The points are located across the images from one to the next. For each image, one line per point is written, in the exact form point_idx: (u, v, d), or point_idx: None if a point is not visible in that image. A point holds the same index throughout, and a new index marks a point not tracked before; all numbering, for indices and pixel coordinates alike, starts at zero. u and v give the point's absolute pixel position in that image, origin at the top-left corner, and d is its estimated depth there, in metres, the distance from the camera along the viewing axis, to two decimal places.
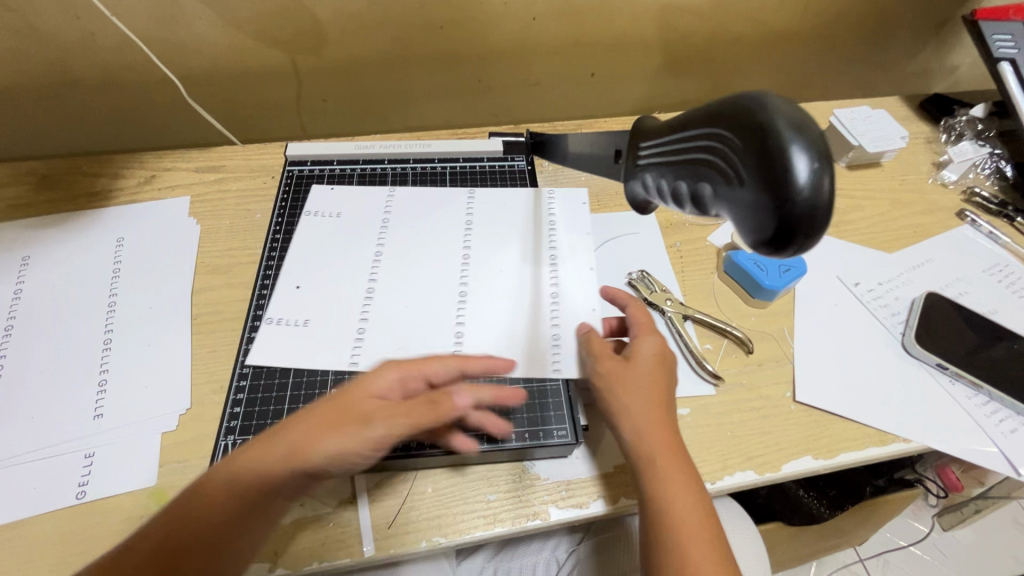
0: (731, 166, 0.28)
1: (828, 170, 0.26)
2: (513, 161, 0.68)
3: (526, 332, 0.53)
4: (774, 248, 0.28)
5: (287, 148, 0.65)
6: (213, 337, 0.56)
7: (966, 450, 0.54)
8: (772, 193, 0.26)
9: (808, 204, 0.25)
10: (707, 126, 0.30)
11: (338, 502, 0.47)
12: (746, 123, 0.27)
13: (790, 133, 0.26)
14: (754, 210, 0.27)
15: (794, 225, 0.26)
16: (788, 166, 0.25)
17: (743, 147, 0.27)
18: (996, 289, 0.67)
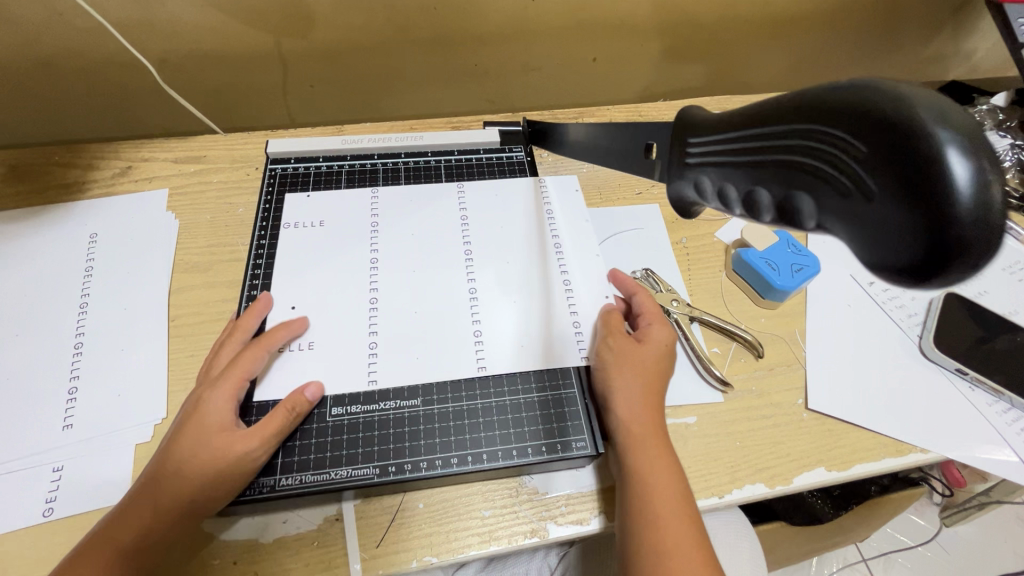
0: (854, 176, 0.24)
1: (987, 176, 0.21)
2: (511, 152, 0.64)
3: (542, 325, 0.51)
4: (922, 277, 0.23)
5: (268, 145, 0.61)
6: (192, 340, 0.53)
7: (985, 461, 0.51)
8: (930, 208, 0.21)
9: (975, 220, 0.21)
10: (810, 127, 0.25)
11: (324, 519, 0.44)
12: (879, 122, 0.23)
13: (944, 133, 0.22)
14: (894, 230, 0.23)
15: (958, 246, 0.22)
16: (949, 173, 0.21)
17: (871, 152, 0.23)
18: (1017, 288, 0.64)
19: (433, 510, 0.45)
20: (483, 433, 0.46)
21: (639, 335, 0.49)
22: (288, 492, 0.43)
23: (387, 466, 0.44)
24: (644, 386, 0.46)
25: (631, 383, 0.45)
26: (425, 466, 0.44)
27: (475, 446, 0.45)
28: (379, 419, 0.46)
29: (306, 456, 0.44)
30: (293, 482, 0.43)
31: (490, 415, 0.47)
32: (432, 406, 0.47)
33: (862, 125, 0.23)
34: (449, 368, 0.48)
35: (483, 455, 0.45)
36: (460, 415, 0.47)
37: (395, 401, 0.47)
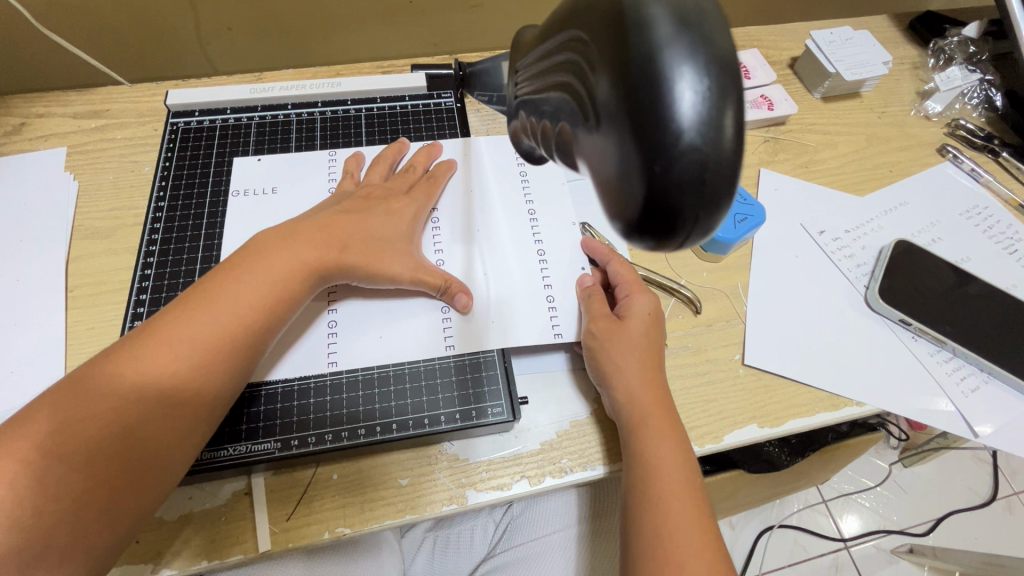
0: (589, 97, 0.18)
1: (727, 94, 0.16)
2: (440, 98, 0.59)
3: (499, 302, 0.48)
4: (655, 236, 0.18)
5: (167, 97, 0.55)
6: (92, 312, 0.49)
7: (925, 413, 0.50)
8: (642, 138, 0.16)
9: (698, 150, 0.16)
10: (569, 35, 0.20)
11: (232, 495, 0.42)
12: (614, 19, 0.18)
13: (678, 48, 0.16)
14: (618, 176, 0.18)
15: (681, 190, 0.16)
16: (667, 85, 0.16)
17: (599, 70, 0.18)
18: (972, 233, 0.61)
19: (347, 480, 0.43)
20: (393, 402, 0.44)
21: (622, 311, 0.46)
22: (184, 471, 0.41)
23: (289, 441, 0.42)
24: (642, 363, 0.43)
25: (630, 365, 0.43)
26: (328, 439, 0.43)
27: (384, 416, 0.44)
28: (283, 391, 0.44)
29: None
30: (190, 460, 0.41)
31: (403, 383, 0.45)
32: (340, 375, 0.45)
33: (600, 25, 0.18)
34: (408, 354, 0.45)
35: (393, 426, 0.43)
36: (370, 383, 0.45)
37: (300, 372, 0.44)
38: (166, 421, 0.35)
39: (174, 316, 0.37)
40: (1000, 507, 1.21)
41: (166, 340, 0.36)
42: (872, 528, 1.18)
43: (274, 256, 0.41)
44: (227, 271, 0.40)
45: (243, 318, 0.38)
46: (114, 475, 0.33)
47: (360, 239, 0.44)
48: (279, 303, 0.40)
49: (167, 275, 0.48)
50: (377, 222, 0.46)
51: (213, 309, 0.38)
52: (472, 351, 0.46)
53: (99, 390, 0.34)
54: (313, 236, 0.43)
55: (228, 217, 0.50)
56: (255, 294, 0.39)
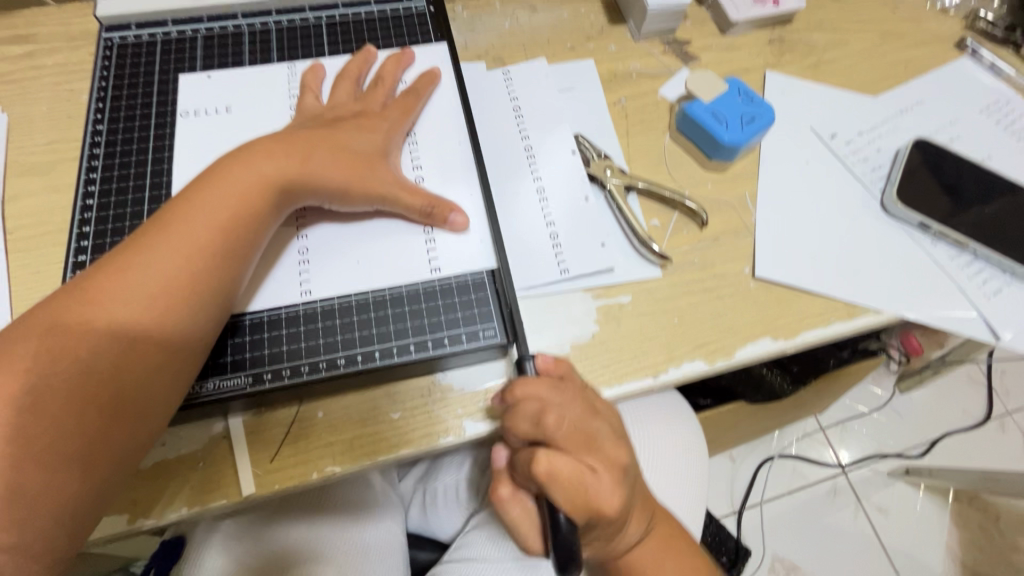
0: None
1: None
2: (410, 1, 0.52)
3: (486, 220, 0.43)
4: None
5: (96, 8, 0.48)
6: (35, 254, 0.44)
7: (944, 318, 0.48)
8: None
9: None
10: None
11: (209, 438, 0.39)
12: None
13: None
14: None
15: None
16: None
17: None
18: (994, 131, 0.57)
19: (334, 418, 0.40)
20: (375, 329, 0.40)
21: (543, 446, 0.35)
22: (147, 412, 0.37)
23: (260, 376, 0.38)
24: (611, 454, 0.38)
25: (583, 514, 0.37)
26: (304, 371, 0.38)
27: (365, 345, 0.39)
28: (251, 323, 0.39)
29: None
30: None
31: (386, 308, 0.40)
32: (314, 303, 0.40)
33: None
34: (389, 277, 0.41)
35: (376, 354, 0.39)
36: (346, 311, 0.40)
37: (269, 303, 0.39)
38: (131, 354, 0.32)
39: (129, 252, 0.34)
40: (993, 427, 1.22)
41: (122, 270, 0.33)
42: (868, 453, 1.20)
43: (230, 174, 0.36)
44: (184, 194, 0.36)
45: (201, 249, 0.35)
46: (87, 415, 0.31)
47: (325, 150, 0.39)
48: (241, 219, 0.36)
49: (112, 206, 0.43)
50: (350, 136, 0.41)
51: (169, 235, 0.34)
52: (460, 273, 0.41)
53: (56, 329, 0.31)
54: (272, 152, 0.38)
55: (177, 140, 0.44)
56: (213, 215, 0.35)
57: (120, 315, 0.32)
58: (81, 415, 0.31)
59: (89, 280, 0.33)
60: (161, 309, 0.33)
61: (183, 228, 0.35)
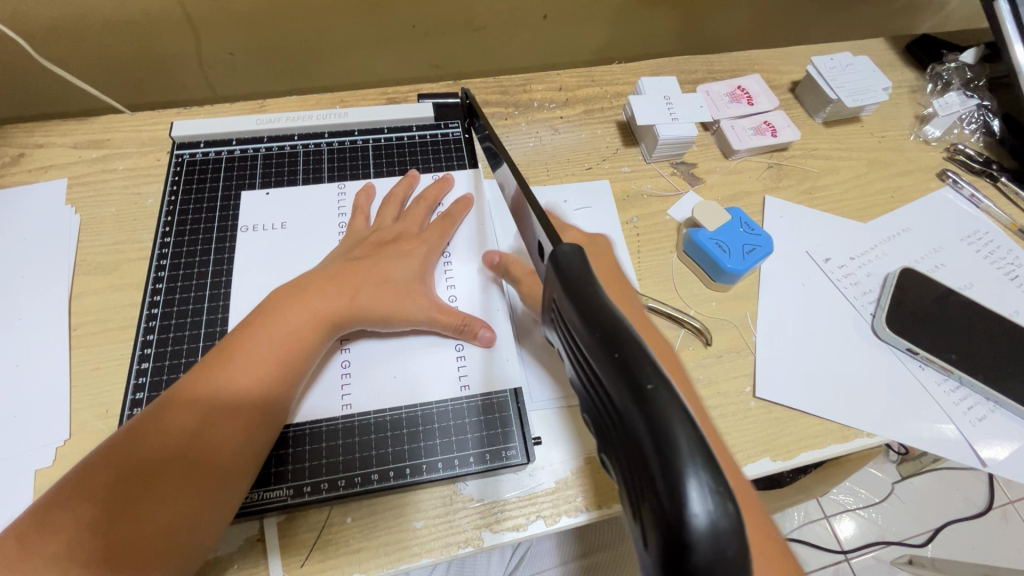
0: (598, 387, 0.18)
1: (732, 497, 0.15)
2: (447, 128, 0.59)
3: (507, 340, 0.49)
4: None
5: (171, 128, 0.55)
6: (96, 351, 0.48)
7: (934, 442, 0.51)
8: (649, 449, 0.16)
9: (706, 535, 0.15)
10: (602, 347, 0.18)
11: (244, 540, 0.41)
12: (624, 373, 0.17)
13: (644, 379, 0.16)
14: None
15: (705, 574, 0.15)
16: (680, 493, 0.15)
17: (595, 346, 0.18)
18: (975, 259, 0.62)
19: (361, 524, 0.42)
20: (406, 444, 0.44)
21: None
22: None
23: (301, 488, 0.42)
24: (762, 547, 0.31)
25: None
26: (341, 484, 0.42)
27: (398, 460, 0.43)
28: (295, 435, 0.43)
29: None
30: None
31: (416, 426, 0.44)
32: (352, 418, 0.44)
33: (611, 367, 0.17)
34: (421, 394, 0.45)
35: (406, 471, 0.43)
36: (382, 427, 0.44)
37: (314, 415, 0.44)
38: (189, 481, 0.36)
39: (195, 380, 0.39)
40: (995, 516, 1.22)
41: (189, 403, 0.38)
42: (871, 540, 1.19)
43: (286, 311, 0.42)
44: (242, 332, 0.41)
45: (258, 376, 0.40)
46: (143, 544, 0.33)
47: (372, 284, 0.45)
48: (294, 349, 0.41)
49: (174, 314, 0.47)
50: (390, 265, 0.47)
51: (230, 369, 0.39)
52: (485, 392, 0.46)
53: (126, 460, 0.35)
54: (325, 286, 0.44)
55: (236, 254, 0.50)
56: (272, 349, 0.41)
57: (181, 439, 0.36)
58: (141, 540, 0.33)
59: (160, 407, 0.38)
60: (219, 433, 0.37)
61: (244, 357, 0.40)
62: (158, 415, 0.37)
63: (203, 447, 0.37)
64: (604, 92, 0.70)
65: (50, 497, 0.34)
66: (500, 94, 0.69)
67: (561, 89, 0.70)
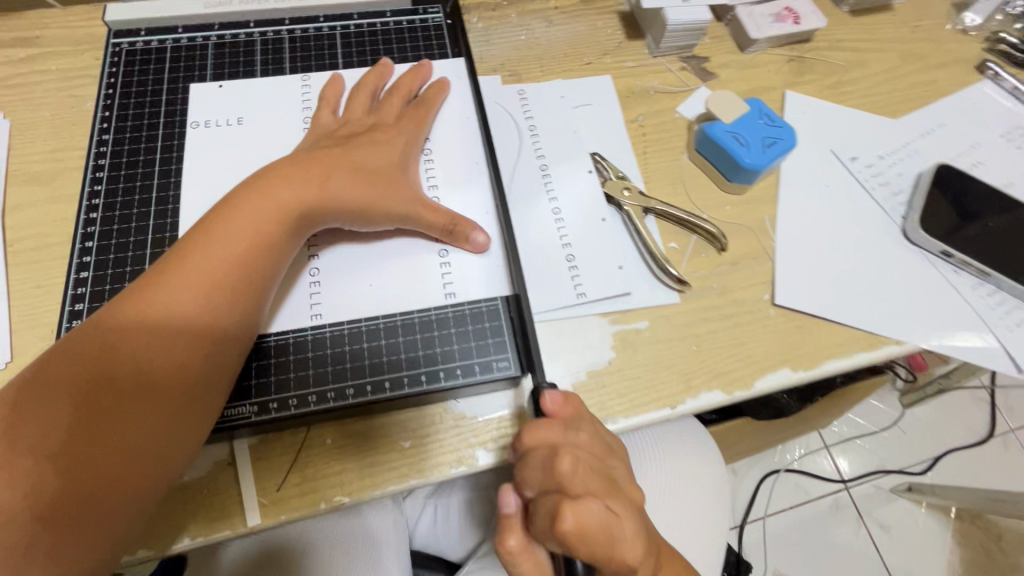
0: None
1: None
2: (426, 14, 0.51)
3: (497, 244, 0.43)
4: None
5: (106, 12, 0.47)
6: (35, 268, 0.43)
7: (967, 349, 0.47)
8: None
9: None
10: None
11: (214, 464, 0.37)
12: None
13: None
14: None
15: None
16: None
17: None
18: (1016, 157, 0.56)
19: (344, 446, 0.38)
20: (385, 357, 0.39)
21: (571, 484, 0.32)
22: None
23: (269, 403, 0.38)
24: None
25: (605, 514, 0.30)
26: (314, 400, 0.38)
27: (377, 373, 0.39)
28: (260, 348, 0.39)
29: None
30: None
31: (397, 336, 0.40)
32: (323, 329, 0.40)
33: None
34: (398, 299, 0.41)
35: (386, 384, 0.39)
36: (357, 337, 0.40)
37: (280, 325, 0.39)
38: (153, 404, 0.32)
39: (142, 291, 0.33)
40: (996, 444, 1.22)
41: (139, 318, 0.32)
42: (871, 470, 1.19)
43: (245, 205, 0.36)
44: (195, 233, 0.35)
45: (218, 283, 0.34)
46: (101, 469, 0.30)
47: (342, 172, 0.39)
48: (256, 247, 0.36)
49: (116, 219, 0.41)
50: (361, 154, 0.41)
51: (183, 276, 0.34)
52: (471, 298, 0.41)
53: (68, 383, 0.31)
54: (289, 176, 0.38)
55: (186, 153, 0.43)
56: (229, 250, 0.35)
57: (136, 360, 0.32)
58: (98, 464, 0.30)
59: (105, 325, 0.33)
60: (180, 349, 0.33)
61: (199, 262, 0.34)
62: (104, 335, 0.32)
63: (163, 367, 0.32)
64: None
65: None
66: None
67: None
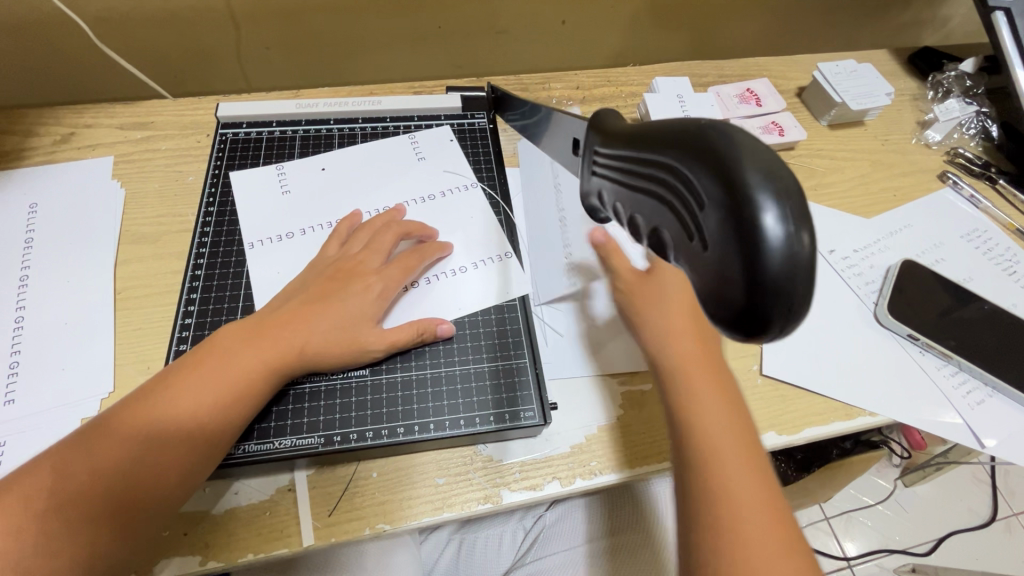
0: (674, 185, 0.21)
1: (806, 228, 0.18)
2: (473, 118, 0.63)
3: (527, 311, 0.51)
4: (747, 334, 0.20)
5: (217, 109, 0.59)
6: (138, 314, 0.51)
7: (932, 422, 0.53)
8: (724, 192, 0.19)
9: (787, 256, 0.18)
10: (663, 153, 0.21)
11: (276, 490, 0.44)
12: (691, 146, 0.20)
13: (750, 164, 0.19)
14: (717, 293, 0.19)
15: (774, 289, 0.18)
16: (758, 218, 0.18)
17: (675, 157, 0.21)
18: (974, 255, 0.64)
19: (387, 479, 0.45)
20: (429, 402, 0.46)
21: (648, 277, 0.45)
22: (230, 462, 0.42)
23: (331, 437, 0.44)
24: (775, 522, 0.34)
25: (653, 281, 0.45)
26: (369, 436, 0.44)
27: (423, 415, 0.46)
28: (326, 388, 0.46)
29: (250, 426, 0.44)
30: (234, 452, 0.43)
31: (440, 385, 0.47)
32: (380, 376, 0.47)
33: (674, 151, 0.21)
34: (443, 353, 0.48)
35: (429, 426, 0.45)
36: (408, 385, 0.47)
37: (344, 370, 0.47)
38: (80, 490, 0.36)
39: (149, 395, 0.39)
40: (999, 528, 1.22)
41: (129, 418, 0.38)
42: (873, 547, 1.19)
43: (251, 338, 0.43)
44: (209, 351, 0.42)
45: (189, 394, 0.39)
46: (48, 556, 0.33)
47: (326, 318, 0.45)
48: (270, 365, 0.42)
49: (217, 276, 0.50)
50: (371, 258, 0.49)
51: (182, 384, 0.40)
52: (502, 354, 0.49)
53: (71, 474, 0.35)
54: (292, 315, 0.44)
55: (276, 226, 0.53)
56: (195, 377, 0.40)
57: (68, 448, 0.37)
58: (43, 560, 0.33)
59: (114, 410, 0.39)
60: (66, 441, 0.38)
61: (199, 373, 0.40)
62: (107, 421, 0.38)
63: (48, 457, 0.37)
64: (619, 92, 0.74)
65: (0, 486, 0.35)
66: (521, 91, 0.73)
67: (579, 88, 0.74)
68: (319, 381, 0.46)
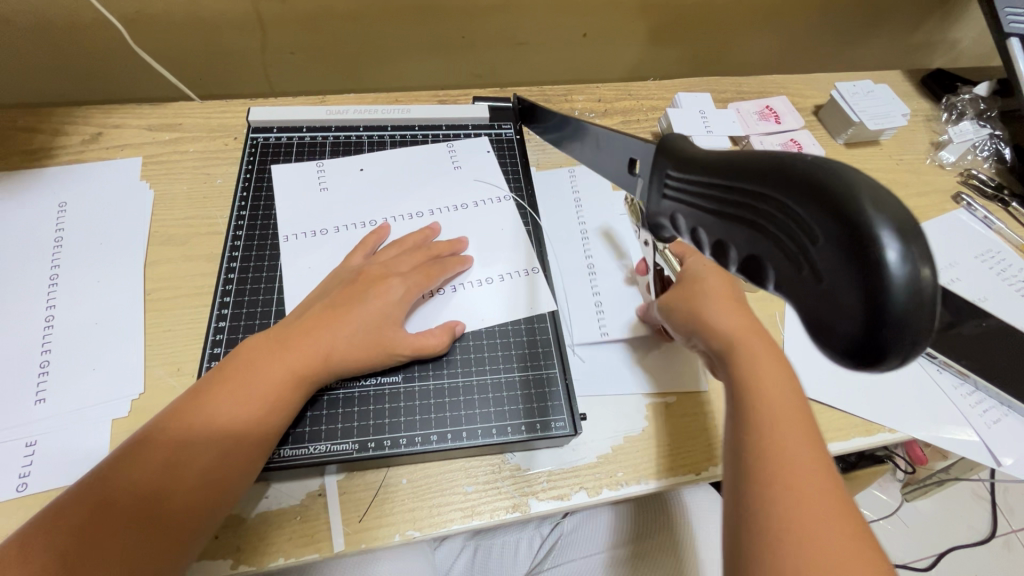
0: (781, 219, 0.22)
1: (926, 262, 0.20)
2: (501, 129, 0.63)
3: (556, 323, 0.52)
4: (861, 364, 0.21)
5: (249, 113, 0.59)
6: (168, 316, 0.51)
7: (950, 439, 0.54)
8: (841, 230, 0.20)
9: (910, 291, 0.19)
10: (765, 188, 0.23)
11: (307, 495, 0.44)
12: (800, 184, 0.21)
13: (868, 202, 0.20)
14: (835, 325, 0.21)
15: (899, 322, 0.19)
16: (883, 256, 0.19)
17: (780, 192, 0.22)
18: (988, 276, 0.66)
19: (417, 486, 0.45)
20: (462, 410, 0.47)
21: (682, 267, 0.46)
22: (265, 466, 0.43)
23: (365, 443, 0.44)
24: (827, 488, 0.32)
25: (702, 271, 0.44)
26: (403, 443, 0.45)
27: (455, 423, 0.46)
28: (359, 395, 0.46)
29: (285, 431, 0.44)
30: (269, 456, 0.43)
31: (472, 394, 0.47)
32: (413, 384, 0.47)
33: (779, 188, 0.22)
34: (473, 363, 0.49)
35: (462, 434, 0.46)
36: (441, 393, 0.47)
37: (376, 378, 0.47)
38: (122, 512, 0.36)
39: (190, 412, 0.39)
40: (999, 544, 1.23)
41: (170, 438, 0.38)
42: None
43: (282, 350, 0.43)
44: (239, 365, 0.42)
45: (233, 410, 0.40)
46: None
47: (349, 323, 0.45)
48: (300, 380, 0.42)
49: (249, 280, 0.51)
50: (398, 265, 0.49)
51: (221, 399, 0.40)
52: (531, 364, 0.49)
53: (115, 497, 0.35)
54: (318, 324, 0.44)
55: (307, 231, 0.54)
56: (236, 393, 0.40)
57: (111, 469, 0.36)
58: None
59: (159, 427, 0.39)
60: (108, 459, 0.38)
61: (237, 387, 0.40)
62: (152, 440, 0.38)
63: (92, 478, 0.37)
64: (641, 105, 0.75)
65: (39, 513, 0.35)
66: (545, 102, 0.73)
67: (601, 101, 0.74)
68: (353, 387, 0.46)
